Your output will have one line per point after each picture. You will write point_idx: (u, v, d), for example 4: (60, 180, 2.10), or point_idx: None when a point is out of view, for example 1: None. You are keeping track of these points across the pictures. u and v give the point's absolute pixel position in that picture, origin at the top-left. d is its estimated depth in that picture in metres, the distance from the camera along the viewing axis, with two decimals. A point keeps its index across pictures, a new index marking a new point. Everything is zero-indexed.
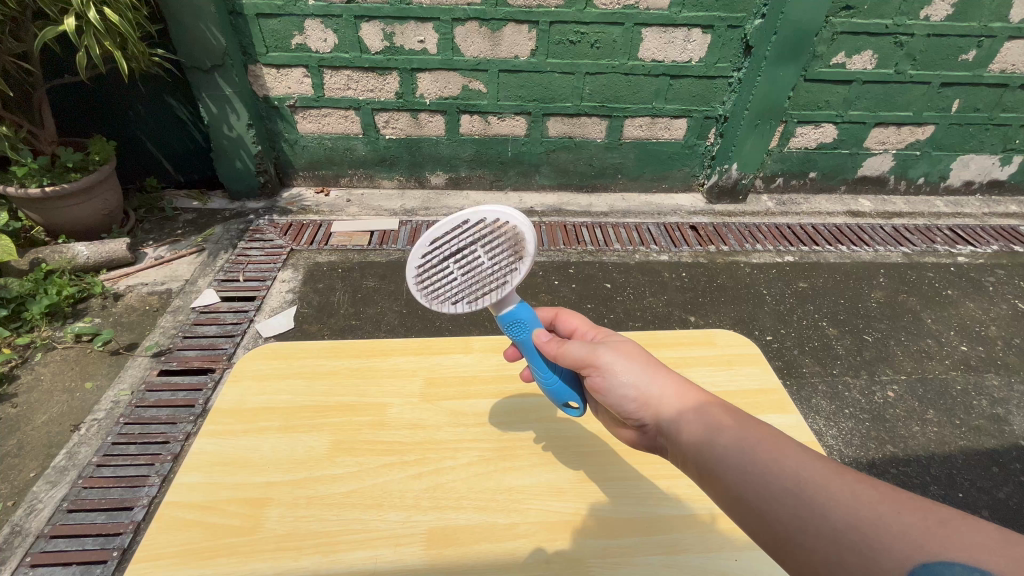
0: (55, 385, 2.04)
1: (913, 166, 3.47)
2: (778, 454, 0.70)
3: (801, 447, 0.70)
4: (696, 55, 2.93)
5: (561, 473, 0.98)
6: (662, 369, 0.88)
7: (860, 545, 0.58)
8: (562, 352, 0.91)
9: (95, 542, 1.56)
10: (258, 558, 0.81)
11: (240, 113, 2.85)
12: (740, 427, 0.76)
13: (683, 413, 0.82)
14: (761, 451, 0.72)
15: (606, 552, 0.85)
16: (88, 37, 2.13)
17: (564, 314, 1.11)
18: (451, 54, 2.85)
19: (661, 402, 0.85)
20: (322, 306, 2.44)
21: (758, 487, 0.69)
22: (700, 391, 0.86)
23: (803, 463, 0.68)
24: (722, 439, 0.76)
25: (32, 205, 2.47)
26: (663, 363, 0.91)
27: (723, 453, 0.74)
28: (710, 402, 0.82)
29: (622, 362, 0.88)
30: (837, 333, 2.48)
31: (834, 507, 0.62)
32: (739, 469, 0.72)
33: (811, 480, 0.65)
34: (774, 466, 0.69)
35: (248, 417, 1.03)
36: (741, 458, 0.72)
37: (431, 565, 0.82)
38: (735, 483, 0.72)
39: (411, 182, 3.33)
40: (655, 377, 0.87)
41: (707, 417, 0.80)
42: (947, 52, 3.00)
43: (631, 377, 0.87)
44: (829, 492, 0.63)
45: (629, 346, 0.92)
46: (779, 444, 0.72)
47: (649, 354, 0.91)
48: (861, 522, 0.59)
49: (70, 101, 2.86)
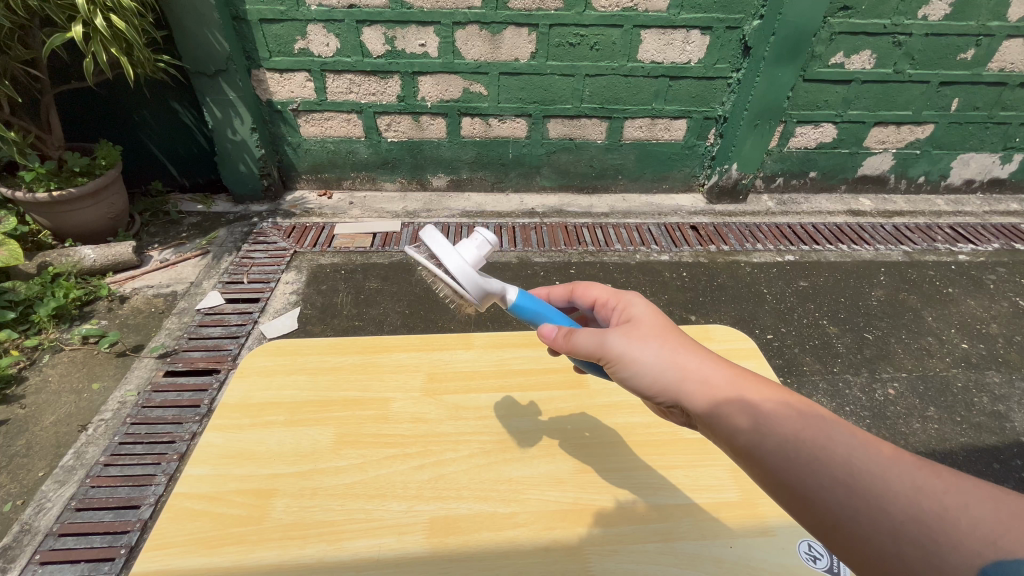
0: (63, 386, 2.07)
1: (914, 165, 3.47)
2: (825, 442, 0.70)
3: (851, 434, 0.70)
4: (695, 57, 2.95)
5: (561, 464, 0.99)
6: (684, 350, 0.86)
7: (923, 539, 0.59)
8: (575, 344, 0.90)
9: (103, 540, 1.59)
10: (265, 546, 0.83)
11: (244, 117, 2.89)
12: (778, 413, 0.76)
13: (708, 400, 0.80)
14: (807, 439, 0.71)
15: (604, 540, 0.87)
16: (95, 44, 2.16)
17: (581, 287, 1.07)
18: (452, 57, 2.88)
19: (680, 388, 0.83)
20: (325, 307, 2.47)
21: (806, 477, 0.69)
22: (724, 372, 0.83)
23: (856, 452, 0.68)
24: (763, 426, 0.75)
25: (39, 209, 2.50)
26: (680, 341, 0.88)
27: (765, 442, 0.74)
28: (737, 391, 0.80)
29: (635, 347, 0.86)
30: (838, 331, 2.50)
31: (894, 498, 0.62)
32: (783, 458, 0.72)
33: (866, 470, 0.65)
34: (823, 455, 0.69)
35: (254, 411, 1.05)
36: (784, 446, 0.72)
37: (433, 553, 0.84)
38: (778, 469, 0.72)
39: (413, 185, 3.36)
40: (671, 361, 0.85)
41: (735, 410, 0.78)
42: (945, 51, 3.02)
43: (643, 366, 0.85)
44: (886, 484, 0.63)
45: (639, 329, 0.89)
46: (824, 430, 0.71)
47: (668, 332, 0.88)
48: (925, 514, 0.59)
49: (77, 107, 2.91)
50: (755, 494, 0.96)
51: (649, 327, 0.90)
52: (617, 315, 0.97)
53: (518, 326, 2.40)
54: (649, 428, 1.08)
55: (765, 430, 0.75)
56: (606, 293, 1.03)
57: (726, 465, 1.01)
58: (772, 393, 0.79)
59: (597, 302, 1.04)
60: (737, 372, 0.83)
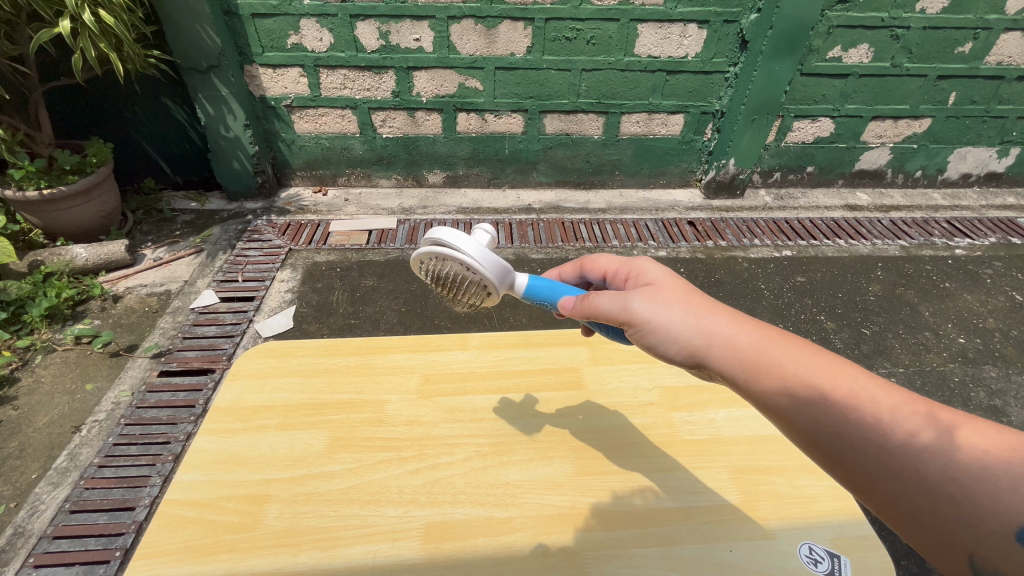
0: (56, 387, 2.05)
1: (911, 159, 3.47)
2: (855, 401, 0.71)
3: (882, 392, 0.71)
4: (692, 51, 2.93)
5: (558, 467, 0.98)
6: (707, 309, 0.86)
7: (961, 497, 0.60)
8: (595, 308, 0.92)
9: (97, 542, 1.57)
10: (258, 553, 0.82)
11: (237, 114, 2.85)
12: (805, 372, 0.76)
13: (733, 363, 0.81)
14: (838, 400, 0.72)
15: (602, 545, 0.86)
16: (84, 40, 2.13)
17: (589, 262, 1.08)
18: (447, 52, 2.85)
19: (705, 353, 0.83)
20: (321, 306, 2.45)
21: (838, 438, 0.70)
22: (748, 332, 0.83)
23: (891, 410, 0.69)
24: (789, 387, 0.76)
25: (30, 208, 2.47)
26: (698, 304, 0.87)
27: (791, 402, 0.75)
28: (761, 350, 0.81)
29: (659, 311, 0.86)
30: (835, 327, 2.49)
31: (928, 455, 0.64)
32: (813, 418, 0.73)
33: (901, 430, 0.66)
34: (854, 415, 0.70)
35: (246, 415, 1.03)
36: (812, 406, 0.73)
37: (428, 559, 0.82)
38: (808, 429, 0.74)
39: (409, 181, 3.34)
40: (692, 326, 0.84)
41: (759, 369, 0.80)
42: (943, 45, 3.00)
43: (665, 334, 0.85)
44: (921, 442, 0.65)
45: (656, 296, 0.88)
46: (854, 389, 0.72)
47: (689, 293, 0.88)
48: (961, 472, 0.61)
49: (67, 104, 2.87)
50: (755, 496, 0.95)
51: (667, 293, 0.89)
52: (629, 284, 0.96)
53: (516, 324, 2.39)
54: (648, 429, 1.06)
55: (793, 390, 0.76)
56: (616, 263, 1.03)
57: (726, 466, 1.00)
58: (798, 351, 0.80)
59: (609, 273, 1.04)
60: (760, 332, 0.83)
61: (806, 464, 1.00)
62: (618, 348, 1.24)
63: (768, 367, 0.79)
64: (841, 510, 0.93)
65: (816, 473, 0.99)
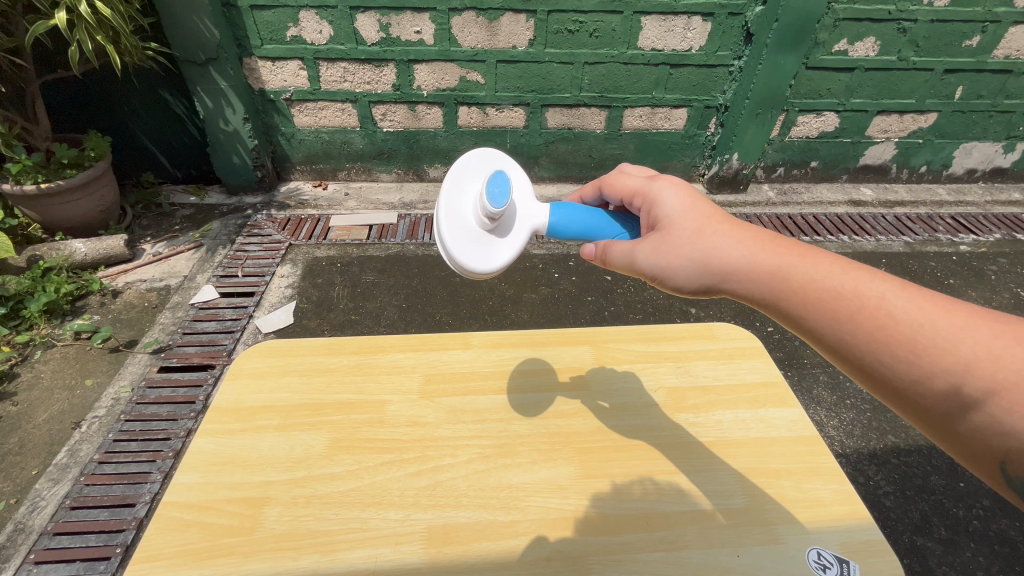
0: (55, 383, 2.04)
1: (916, 154, 3.43)
2: (890, 318, 0.71)
3: (917, 307, 0.71)
4: (697, 44, 2.89)
5: (562, 470, 0.97)
6: (728, 240, 0.82)
7: (996, 406, 0.63)
8: (611, 263, 0.87)
9: (98, 538, 1.57)
10: (258, 557, 0.81)
11: (236, 107, 2.82)
12: (838, 293, 0.76)
13: (764, 290, 0.80)
14: (870, 319, 0.73)
15: (607, 550, 0.84)
16: (80, 32, 2.10)
17: (606, 183, 0.98)
18: (449, 44, 2.82)
19: (735, 283, 0.82)
20: (321, 301, 2.43)
21: (872, 357, 0.72)
22: (777, 255, 0.81)
23: (930, 323, 0.69)
24: (821, 310, 0.76)
25: (28, 202, 2.45)
26: (722, 229, 0.83)
27: (823, 326, 0.76)
28: (787, 276, 0.79)
29: (675, 253, 0.82)
30: None
31: (966, 370, 0.65)
32: (844, 338, 0.75)
33: (938, 345, 0.68)
34: (888, 333, 0.71)
35: (245, 416, 1.02)
36: (844, 327, 0.74)
37: (431, 564, 0.81)
38: (839, 349, 0.75)
39: (409, 176, 3.31)
40: (719, 257, 0.81)
41: (785, 296, 0.79)
42: (950, 38, 2.96)
43: (690, 269, 0.82)
44: (956, 357, 0.66)
45: (676, 228, 0.83)
46: (889, 306, 0.72)
47: (709, 225, 0.83)
48: (999, 385, 0.63)
49: (65, 97, 2.84)
50: (762, 499, 0.93)
51: (687, 221, 0.84)
52: (645, 211, 0.90)
53: (517, 321, 2.38)
54: (653, 431, 1.04)
55: (825, 312, 0.76)
56: (630, 186, 0.93)
57: (733, 469, 0.98)
58: (830, 268, 0.78)
59: (623, 198, 0.95)
60: (790, 252, 0.81)
61: (814, 467, 0.99)
62: (622, 347, 1.22)
63: (801, 292, 0.78)
64: (850, 514, 0.92)
65: (824, 476, 0.97)
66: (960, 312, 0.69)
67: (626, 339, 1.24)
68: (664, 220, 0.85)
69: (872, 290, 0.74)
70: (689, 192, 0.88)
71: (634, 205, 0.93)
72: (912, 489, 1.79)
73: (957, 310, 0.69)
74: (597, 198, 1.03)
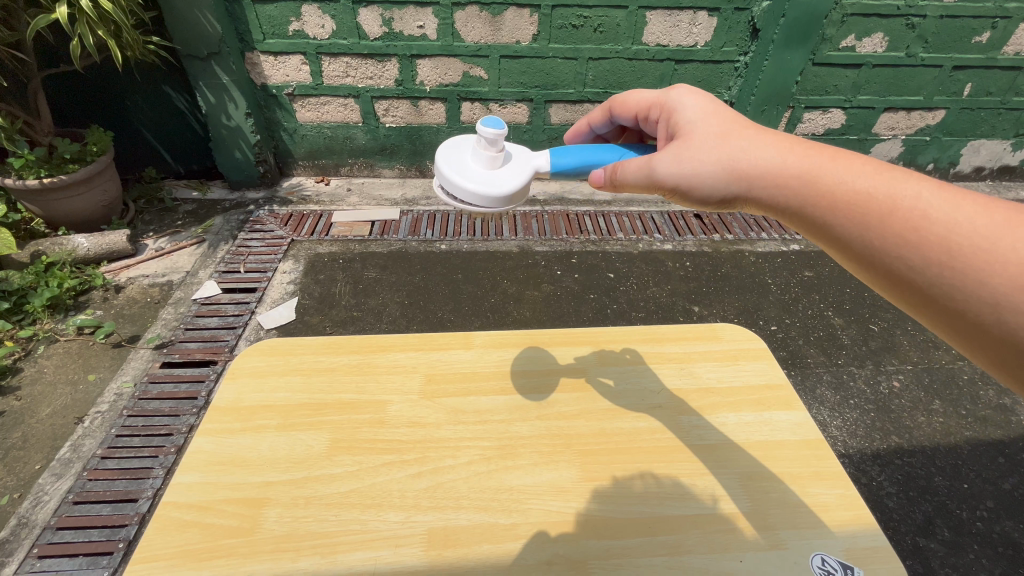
0: (58, 378, 2.04)
1: (922, 152, 3.40)
2: (923, 218, 0.63)
3: (958, 205, 0.61)
4: (702, 39, 2.86)
5: (563, 472, 0.96)
6: (749, 143, 0.77)
7: None
8: (621, 181, 0.85)
9: (101, 533, 1.57)
10: (257, 559, 0.80)
11: (238, 102, 2.81)
12: (867, 195, 0.68)
13: (785, 195, 0.74)
14: (899, 220, 0.64)
15: (608, 554, 0.84)
16: (82, 26, 2.09)
17: (621, 104, 1.01)
18: (452, 39, 2.79)
19: (753, 189, 0.76)
20: (323, 298, 2.43)
21: (896, 262, 0.65)
22: (803, 159, 0.74)
23: (967, 221, 0.60)
24: (845, 213, 0.69)
25: (30, 196, 2.45)
26: (741, 135, 0.78)
27: (848, 231, 0.69)
28: (809, 180, 0.72)
29: (688, 161, 0.79)
30: (843, 323, 2.45)
31: (1002, 271, 0.56)
32: (869, 244, 0.67)
33: (972, 246, 0.59)
34: (916, 235, 0.63)
35: (245, 415, 1.02)
36: (867, 233, 0.67)
37: (430, 566, 0.81)
38: (863, 256, 0.68)
39: (412, 172, 3.30)
40: (739, 164, 0.76)
41: (806, 203, 0.72)
42: (960, 34, 2.92)
43: (705, 176, 0.78)
44: (995, 255, 0.57)
45: (692, 136, 0.80)
46: (924, 206, 0.63)
47: (728, 131, 0.79)
48: None
49: (67, 91, 2.83)
50: (766, 504, 0.92)
51: (705, 130, 0.80)
52: (665, 122, 0.90)
53: (519, 318, 2.37)
54: (656, 433, 1.03)
55: (849, 216, 0.69)
56: (647, 100, 0.95)
57: (736, 473, 0.97)
58: (862, 169, 0.70)
59: (640, 112, 0.97)
60: (817, 153, 0.73)
61: (818, 471, 0.98)
62: (626, 348, 1.21)
63: (827, 195, 0.70)
64: (854, 519, 0.91)
65: (828, 480, 0.96)
66: (1012, 208, 0.58)
67: (630, 339, 1.23)
68: (683, 131, 0.83)
69: (907, 189, 0.65)
70: (710, 104, 0.85)
71: (652, 116, 0.95)
72: (915, 490, 1.77)
73: (1007, 206, 0.58)
74: (608, 119, 1.08)
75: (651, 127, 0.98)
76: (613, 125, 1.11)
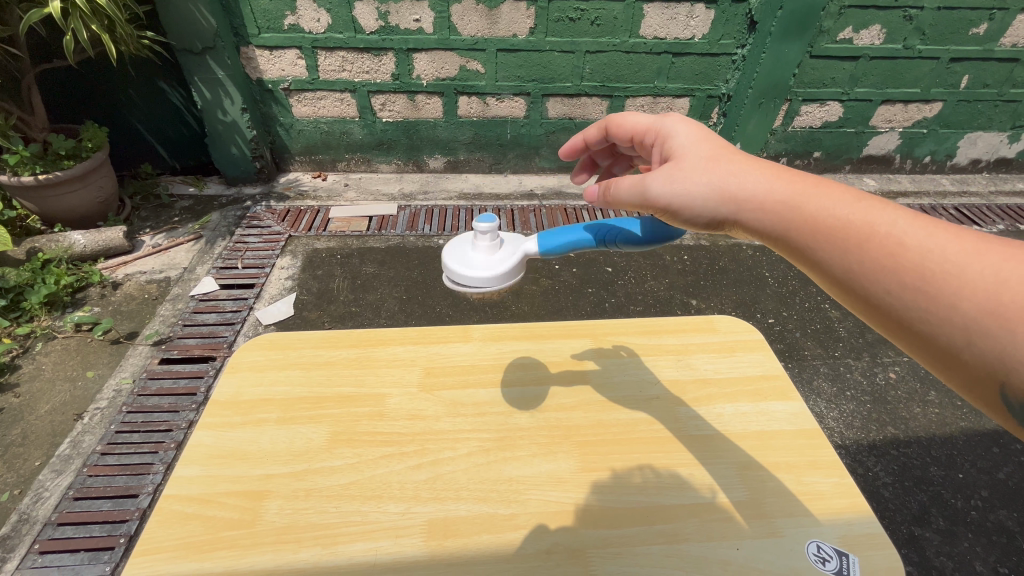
0: (57, 374, 2.04)
1: (919, 144, 3.40)
2: (899, 245, 0.63)
3: (931, 232, 0.61)
4: (699, 32, 2.85)
5: (562, 463, 0.97)
6: (737, 169, 0.79)
7: (1001, 333, 0.54)
8: (616, 198, 0.86)
9: (102, 529, 1.58)
10: (258, 550, 0.81)
11: (234, 97, 2.80)
12: (847, 221, 0.69)
13: (770, 220, 0.75)
14: (876, 245, 0.65)
15: (606, 543, 0.85)
16: (75, 21, 2.07)
17: (616, 125, 1.01)
18: (448, 33, 2.78)
19: (740, 213, 0.78)
20: (321, 293, 2.43)
21: (873, 286, 0.65)
22: (788, 185, 0.75)
23: (940, 247, 0.60)
24: (827, 238, 0.70)
25: (26, 193, 2.44)
26: (730, 162, 0.80)
27: (829, 256, 0.69)
28: (793, 205, 0.74)
29: (677, 183, 0.81)
30: (840, 315, 2.46)
31: (970, 295, 0.56)
32: (848, 269, 0.67)
33: (944, 271, 0.59)
34: (892, 260, 0.63)
35: (245, 409, 1.02)
36: (846, 257, 0.67)
37: (430, 556, 0.82)
38: (843, 281, 0.69)
39: (409, 167, 3.29)
40: (726, 187, 0.78)
41: (789, 228, 0.73)
42: (957, 25, 2.91)
43: (693, 198, 0.79)
44: (965, 280, 0.57)
45: (684, 159, 0.83)
46: (898, 232, 0.64)
47: (717, 156, 0.81)
48: (1005, 310, 0.53)
49: (61, 87, 2.81)
50: (762, 493, 0.93)
51: (695, 154, 0.83)
52: (658, 146, 0.91)
53: (518, 312, 2.37)
54: (654, 425, 1.04)
55: (829, 242, 0.70)
56: (642, 124, 0.95)
57: (733, 462, 0.98)
58: (844, 197, 0.71)
59: (635, 135, 0.97)
60: (802, 181, 0.75)
61: (814, 460, 0.99)
62: (623, 340, 1.21)
63: (808, 221, 0.72)
64: (850, 507, 0.92)
65: (824, 470, 0.97)
66: (982, 236, 0.58)
67: (627, 332, 1.23)
68: (675, 154, 0.85)
69: (883, 217, 0.66)
70: (702, 131, 0.88)
71: (647, 140, 0.95)
72: (911, 480, 1.79)
73: (979, 235, 0.58)
74: (603, 139, 1.06)
75: (646, 151, 0.98)
76: (608, 143, 1.09)
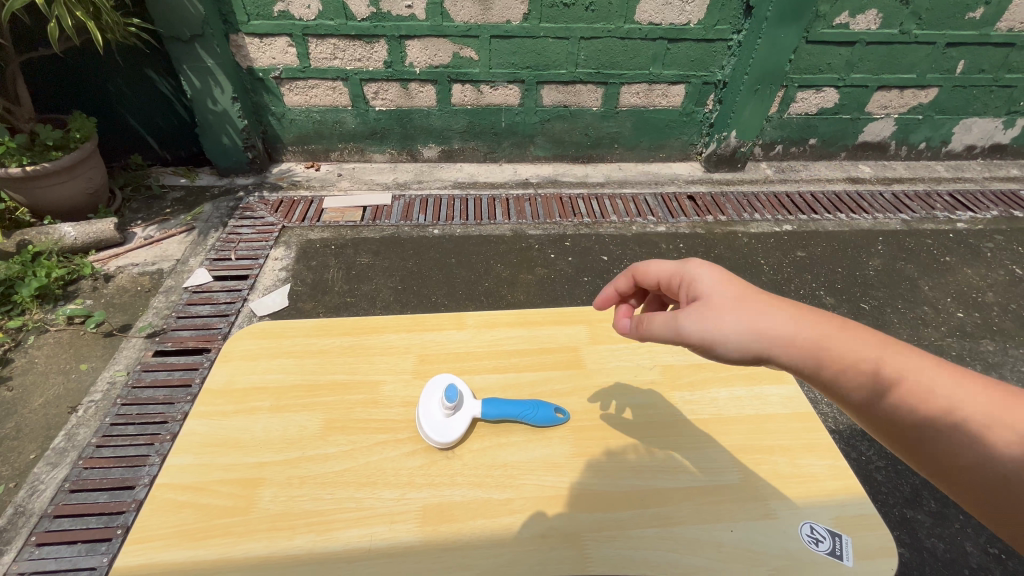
0: (50, 368, 2.02)
1: (915, 131, 3.39)
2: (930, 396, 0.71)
3: (959, 385, 0.70)
4: (695, 17, 2.82)
5: (557, 448, 0.96)
6: (772, 305, 0.81)
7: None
8: (650, 334, 0.85)
9: (99, 520, 1.58)
10: (252, 537, 0.81)
11: (224, 86, 2.76)
12: (878, 370, 0.75)
13: (805, 361, 0.78)
14: (909, 391, 0.72)
15: (601, 526, 0.85)
16: (59, 7, 2.02)
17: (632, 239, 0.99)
18: (441, 19, 2.74)
19: (775, 352, 0.79)
20: (316, 284, 2.41)
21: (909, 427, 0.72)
22: (817, 325, 0.80)
23: (968, 397, 0.68)
24: (862, 381, 0.75)
25: (14, 185, 2.40)
26: (762, 300, 0.83)
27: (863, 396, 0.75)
28: (827, 348, 0.78)
29: (717, 320, 0.81)
30: (835, 302, 2.47)
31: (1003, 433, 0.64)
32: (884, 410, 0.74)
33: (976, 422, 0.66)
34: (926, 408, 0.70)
35: (238, 397, 1.01)
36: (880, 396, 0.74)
37: (425, 542, 0.82)
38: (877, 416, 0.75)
39: (403, 156, 3.26)
40: (763, 326, 0.80)
41: (826, 370, 0.77)
42: (954, 10, 2.89)
43: (733, 337, 0.80)
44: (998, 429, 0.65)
45: (717, 294, 0.84)
46: (928, 382, 0.72)
47: (750, 293, 0.83)
48: None
49: (46, 77, 2.76)
50: (756, 475, 0.94)
51: (728, 292, 0.84)
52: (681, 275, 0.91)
53: (514, 301, 2.37)
54: (648, 409, 1.04)
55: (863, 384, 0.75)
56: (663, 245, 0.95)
57: (727, 445, 0.98)
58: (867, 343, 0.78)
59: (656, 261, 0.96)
60: (828, 322, 0.80)
61: (809, 443, 0.99)
62: None
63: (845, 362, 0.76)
64: (843, 489, 0.93)
65: (819, 452, 0.98)
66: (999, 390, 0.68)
67: None
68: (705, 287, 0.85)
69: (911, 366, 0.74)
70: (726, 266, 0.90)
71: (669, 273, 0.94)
72: (903, 463, 1.81)
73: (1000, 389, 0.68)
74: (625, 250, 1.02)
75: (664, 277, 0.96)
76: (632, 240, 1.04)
